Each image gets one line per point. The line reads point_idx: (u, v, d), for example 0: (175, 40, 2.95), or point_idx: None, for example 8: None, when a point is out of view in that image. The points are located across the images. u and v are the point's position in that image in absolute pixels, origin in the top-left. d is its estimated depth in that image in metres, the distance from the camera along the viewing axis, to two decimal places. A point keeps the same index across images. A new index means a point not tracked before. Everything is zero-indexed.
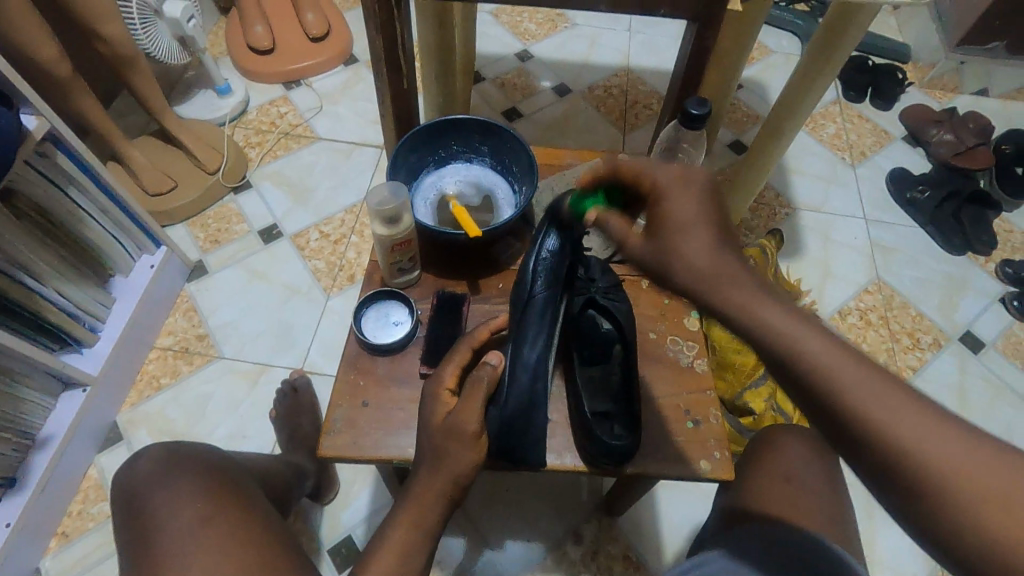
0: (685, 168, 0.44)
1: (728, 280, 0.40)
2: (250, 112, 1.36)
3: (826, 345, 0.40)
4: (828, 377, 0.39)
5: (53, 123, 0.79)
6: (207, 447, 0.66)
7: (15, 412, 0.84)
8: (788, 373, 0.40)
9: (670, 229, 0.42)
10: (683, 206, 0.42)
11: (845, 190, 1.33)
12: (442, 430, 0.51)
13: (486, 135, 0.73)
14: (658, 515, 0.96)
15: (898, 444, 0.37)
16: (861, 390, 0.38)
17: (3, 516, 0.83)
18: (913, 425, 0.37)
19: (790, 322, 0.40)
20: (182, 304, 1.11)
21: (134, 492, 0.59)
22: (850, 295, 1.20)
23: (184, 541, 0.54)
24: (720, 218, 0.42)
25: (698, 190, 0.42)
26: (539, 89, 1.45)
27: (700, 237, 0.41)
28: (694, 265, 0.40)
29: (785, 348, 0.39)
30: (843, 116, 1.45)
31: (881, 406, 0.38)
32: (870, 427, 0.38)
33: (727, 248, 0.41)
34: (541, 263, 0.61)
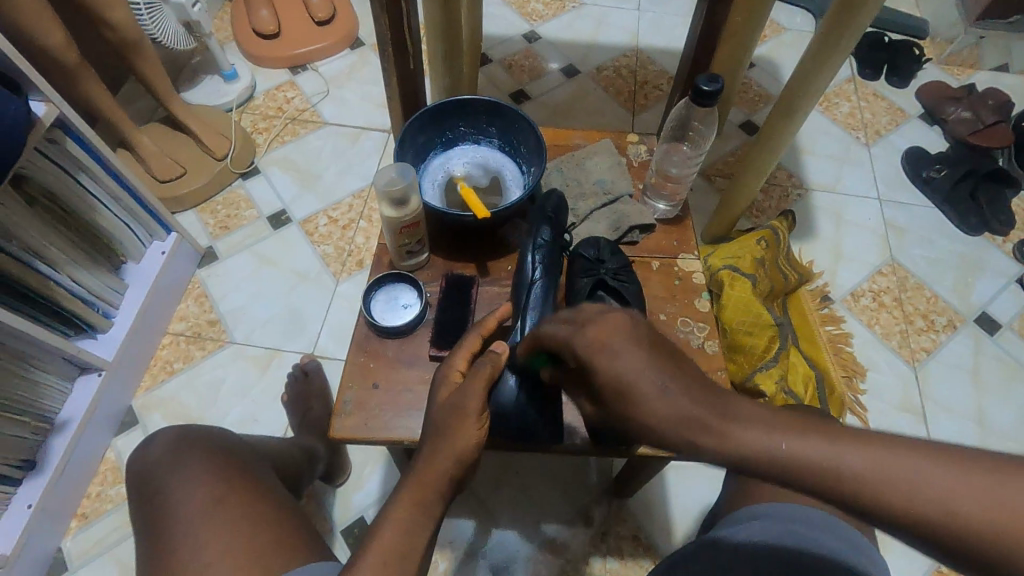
0: (601, 320, 0.40)
1: (695, 433, 0.35)
2: (256, 97, 1.36)
3: (824, 440, 0.33)
4: (841, 479, 0.32)
5: (61, 109, 0.79)
6: (218, 430, 0.67)
7: (32, 397, 0.85)
8: (801, 489, 0.33)
9: (616, 397, 0.38)
10: (615, 364, 0.38)
11: (859, 170, 1.31)
12: (449, 408, 0.51)
13: (493, 116, 0.72)
14: (668, 497, 0.96)
15: (978, 534, 0.29)
16: (882, 476, 0.31)
17: (24, 498, 0.85)
18: (982, 506, 0.29)
19: (771, 436, 0.34)
20: (194, 290, 1.12)
21: (147, 475, 0.60)
22: (863, 277, 1.18)
23: (196, 523, 0.55)
24: (657, 357, 0.38)
25: (620, 342, 0.38)
26: (547, 71, 1.43)
27: (648, 394, 0.36)
28: (658, 428, 0.36)
29: (783, 467, 0.33)
30: (857, 94, 1.42)
31: (928, 492, 0.30)
32: (934, 520, 0.30)
33: (673, 389, 0.36)
34: (537, 251, 0.63)
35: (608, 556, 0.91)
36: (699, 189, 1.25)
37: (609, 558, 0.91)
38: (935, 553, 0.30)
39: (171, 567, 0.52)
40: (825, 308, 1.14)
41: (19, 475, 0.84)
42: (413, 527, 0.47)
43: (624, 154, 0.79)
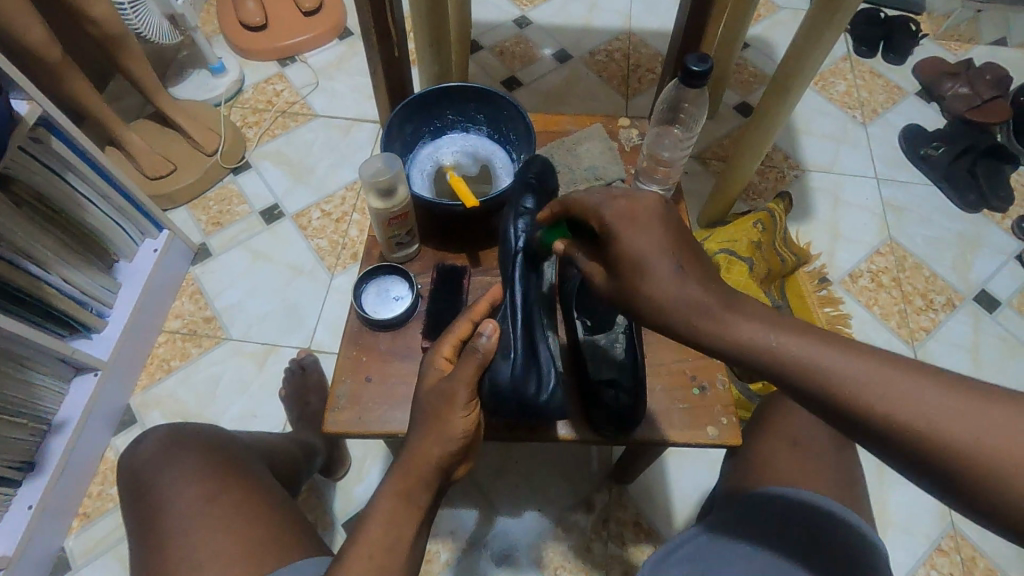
0: (629, 195, 0.41)
1: (703, 310, 0.38)
2: (245, 91, 1.34)
3: (813, 343, 0.37)
4: (818, 375, 0.36)
5: (45, 108, 0.78)
6: (212, 427, 0.66)
7: (28, 398, 0.85)
8: (778, 380, 0.38)
9: (628, 273, 0.40)
10: (634, 245, 0.39)
11: (856, 149, 1.30)
12: (436, 398, 0.49)
13: (481, 103, 0.71)
14: (668, 482, 0.96)
15: (922, 427, 0.34)
16: (851, 373, 0.35)
17: (25, 499, 0.85)
18: (933, 407, 0.34)
19: (768, 328, 0.37)
20: (188, 288, 1.12)
21: (140, 475, 0.59)
22: (861, 258, 1.17)
23: (191, 521, 0.55)
24: (680, 240, 0.40)
25: (647, 219, 0.40)
26: (539, 57, 1.41)
27: (665, 275, 0.38)
28: (670, 300, 0.38)
29: (768, 356, 0.37)
30: (854, 72, 1.40)
31: (891, 390, 0.34)
32: (886, 418, 0.34)
33: (688, 269, 0.39)
34: (522, 219, 0.60)
35: (610, 542, 0.91)
36: (695, 172, 1.23)
37: (610, 544, 0.91)
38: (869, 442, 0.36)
39: (168, 565, 0.53)
40: (823, 290, 1.13)
41: (18, 476, 0.85)
42: (406, 520, 0.47)
43: (616, 139, 0.78)
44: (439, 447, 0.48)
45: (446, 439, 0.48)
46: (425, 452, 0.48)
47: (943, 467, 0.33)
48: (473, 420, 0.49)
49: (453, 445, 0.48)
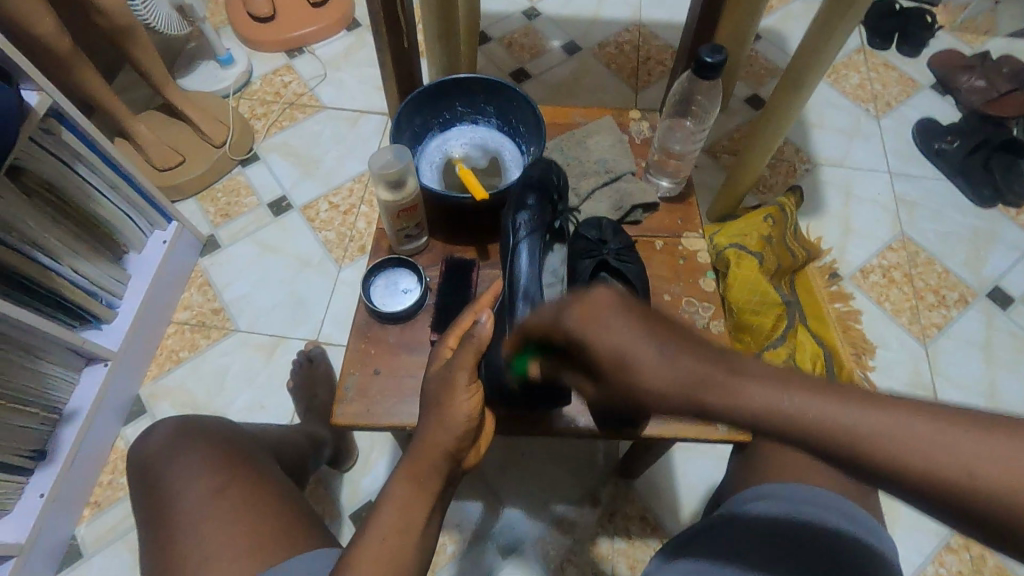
0: (583, 295, 0.37)
1: (701, 393, 0.34)
2: (253, 83, 1.34)
3: (824, 398, 0.33)
4: (853, 444, 0.32)
5: (54, 99, 0.78)
6: (220, 418, 0.66)
7: (40, 388, 0.86)
8: (799, 446, 0.33)
9: (612, 365, 0.36)
10: (610, 335, 0.36)
11: (869, 142, 1.28)
12: (439, 385, 0.49)
13: (490, 94, 0.70)
14: (675, 477, 0.96)
15: (964, 481, 0.29)
16: (890, 440, 0.31)
17: (36, 487, 0.86)
18: (969, 457, 0.29)
19: (784, 396, 0.33)
20: (197, 279, 1.12)
21: (149, 465, 0.60)
22: (872, 253, 1.16)
23: (198, 511, 0.55)
24: (654, 321, 0.36)
25: (613, 309, 0.36)
26: (548, 49, 1.40)
27: (650, 364, 0.35)
28: (665, 392, 0.35)
29: (788, 429, 0.33)
30: (867, 65, 1.38)
31: (935, 454, 0.30)
32: (921, 476, 0.30)
33: (677, 350, 0.35)
34: (523, 212, 0.59)
35: (616, 537, 0.92)
36: (704, 166, 1.22)
37: (616, 538, 0.91)
38: (912, 499, 0.32)
39: (177, 554, 0.53)
40: (834, 286, 1.12)
41: (29, 465, 0.86)
42: (414, 511, 0.47)
43: (626, 132, 0.77)
44: (448, 436, 0.47)
45: (455, 428, 0.48)
46: (434, 441, 0.48)
47: (1003, 529, 0.29)
48: (478, 405, 0.49)
49: (460, 437, 0.48)
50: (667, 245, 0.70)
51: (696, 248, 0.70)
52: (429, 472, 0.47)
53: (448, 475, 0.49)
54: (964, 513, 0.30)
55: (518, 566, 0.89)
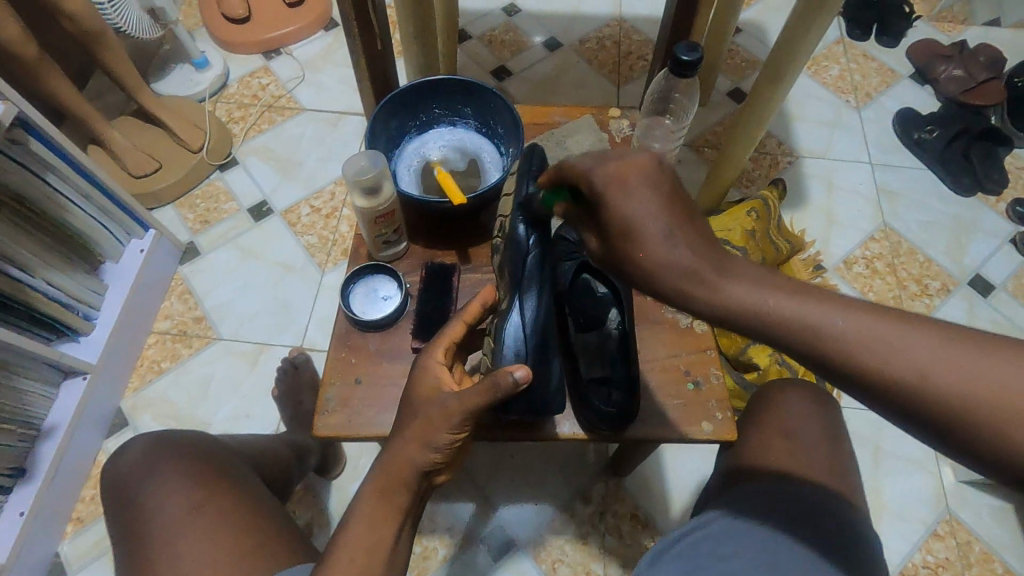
0: (623, 157, 0.37)
1: (687, 276, 0.34)
2: (230, 85, 1.32)
3: (811, 300, 0.34)
4: (831, 346, 0.33)
5: (20, 107, 0.76)
6: (199, 433, 0.65)
7: (17, 404, 0.84)
8: (779, 345, 0.34)
9: (618, 234, 0.36)
10: (625, 206, 0.35)
11: (850, 134, 1.28)
12: (431, 405, 0.47)
13: (467, 95, 0.69)
14: (664, 474, 0.96)
15: (929, 385, 0.31)
16: (868, 340, 0.32)
17: (16, 505, 0.84)
18: (942, 362, 0.31)
19: (766, 293, 0.34)
20: (177, 288, 1.10)
21: (123, 484, 0.59)
22: (855, 244, 1.17)
23: (176, 528, 0.54)
24: (678, 203, 0.35)
25: (638, 178, 0.35)
26: (529, 45, 1.39)
27: (654, 236, 0.34)
28: (659, 268, 0.35)
29: (771, 322, 0.34)
30: (847, 56, 1.39)
31: (901, 356, 0.32)
32: (890, 377, 0.32)
33: (685, 226, 0.35)
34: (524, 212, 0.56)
35: (607, 535, 0.91)
36: (687, 160, 1.22)
37: (608, 537, 0.91)
38: (879, 405, 0.33)
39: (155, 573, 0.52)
40: (818, 278, 1.13)
41: (8, 484, 0.84)
42: (395, 523, 0.46)
43: (606, 130, 0.77)
44: (422, 454, 0.47)
45: (428, 445, 0.47)
46: (407, 456, 0.47)
47: (961, 431, 0.31)
48: (461, 437, 0.48)
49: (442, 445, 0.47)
50: None
51: None
52: (398, 484, 0.47)
53: (419, 489, 0.48)
54: (926, 414, 0.31)
55: (510, 568, 0.89)
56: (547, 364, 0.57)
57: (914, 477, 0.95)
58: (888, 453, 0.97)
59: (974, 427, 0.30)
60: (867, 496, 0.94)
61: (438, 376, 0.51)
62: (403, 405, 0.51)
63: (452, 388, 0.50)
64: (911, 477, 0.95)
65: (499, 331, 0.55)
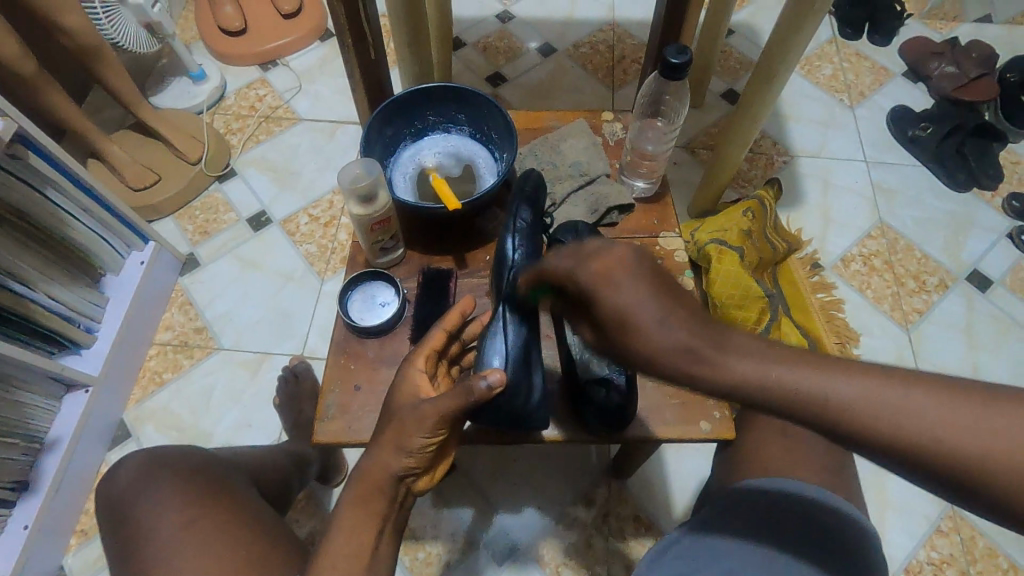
0: (604, 250, 0.34)
1: (678, 361, 0.32)
2: (228, 97, 1.33)
3: (817, 372, 0.32)
4: (844, 415, 0.31)
5: (19, 122, 0.77)
6: (190, 448, 0.66)
7: (21, 418, 0.84)
8: (794, 418, 0.33)
9: (612, 326, 0.33)
10: (618, 296, 0.32)
11: (844, 132, 1.29)
12: (404, 411, 0.48)
13: (461, 102, 0.70)
14: (666, 475, 0.96)
15: (947, 451, 0.29)
16: (883, 412, 0.31)
17: (20, 519, 0.84)
18: (963, 427, 0.29)
19: (766, 365, 0.32)
20: (178, 299, 1.11)
21: (117, 501, 0.59)
22: (852, 242, 1.17)
23: (172, 541, 0.55)
24: (666, 285, 0.33)
25: (624, 272, 0.32)
26: (523, 51, 1.40)
27: (650, 326, 0.32)
28: (656, 355, 0.32)
29: (776, 393, 0.32)
30: (840, 55, 1.40)
31: (918, 423, 0.30)
32: (910, 446, 0.30)
33: (679, 319, 0.32)
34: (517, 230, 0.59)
35: (610, 538, 0.91)
36: (683, 162, 1.23)
37: (611, 540, 0.91)
38: (904, 471, 0.32)
39: None
40: (815, 276, 1.13)
41: (12, 497, 0.84)
42: (374, 531, 0.47)
43: (599, 134, 0.77)
44: (398, 460, 0.47)
45: (407, 454, 0.47)
46: (383, 462, 0.48)
47: (983, 496, 0.29)
48: (437, 440, 0.48)
49: (416, 452, 0.47)
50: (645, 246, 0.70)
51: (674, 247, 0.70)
52: (374, 492, 0.47)
53: (396, 496, 0.49)
54: (953, 482, 0.30)
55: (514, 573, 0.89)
56: (535, 371, 0.57)
57: None
58: None
59: (1000, 496, 0.29)
60: (869, 495, 0.94)
61: (417, 382, 0.52)
62: (382, 412, 0.51)
63: (431, 395, 0.51)
64: None
65: (485, 343, 0.56)
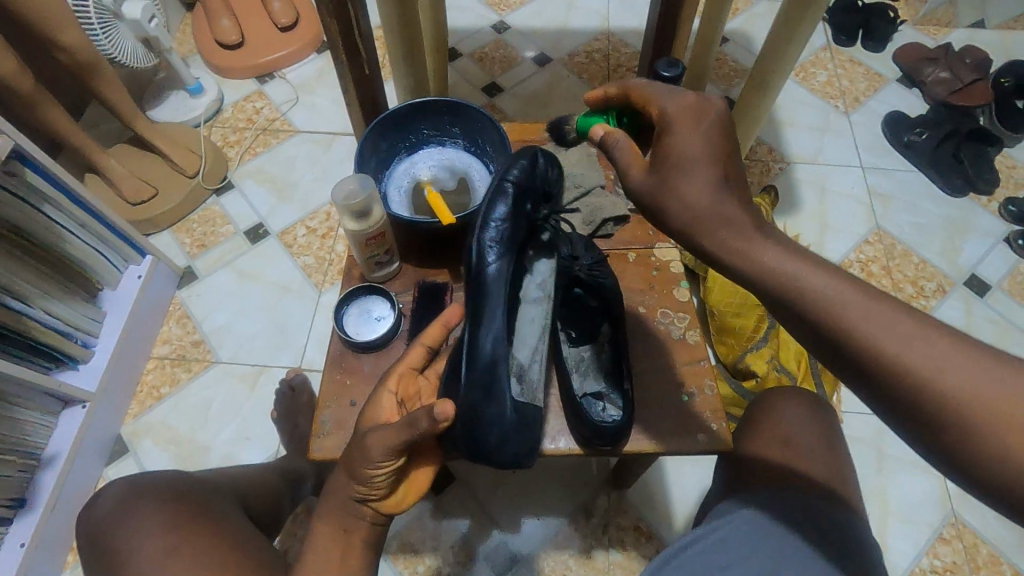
0: (702, 100, 0.47)
1: (718, 224, 0.43)
2: (225, 110, 1.33)
3: (837, 288, 0.40)
4: (843, 326, 0.39)
5: (15, 140, 0.77)
6: (174, 471, 0.66)
7: (18, 435, 0.84)
8: (802, 322, 0.41)
9: (670, 165, 0.44)
10: (685, 146, 0.44)
11: (839, 138, 1.29)
12: (357, 442, 0.51)
13: (455, 116, 0.70)
14: (666, 485, 0.96)
15: (937, 390, 0.36)
16: (881, 333, 0.38)
17: (17, 536, 0.84)
18: (943, 362, 0.36)
19: (793, 264, 0.41)
20: (175, 312, 1.11)
21: (101, 529, 0.59)
22: (849, 248, 1.17)
23: (151, 571, 0.55)
24: (727, 150, 0.44)
25: (708, 120, 0.45)
26: (519, 61, 1.41)
27: (701, 179, 0.43)
28: (695, 210, 0.43)
29: (789, 292, 0.41)
30: (834, 62, 1.40)
31: (911, 352, 0.37)
32: (897, 369, 0.37)
33: (727, 183, 0.43)
34: (492, 229, 0.56)
35: (611, 549, 0.91)
36: None
37: (612, 550, 0.91)
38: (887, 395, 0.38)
39: None
40: None
41: (10, 514, 0.84)
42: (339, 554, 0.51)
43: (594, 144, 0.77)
44: (353, 486, 0.51)
45: (359, 482, 0.51)
46: (342, 486, 0.52)
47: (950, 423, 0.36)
48: (387, 469, 0.50)
49: (367, 481, 0.50)
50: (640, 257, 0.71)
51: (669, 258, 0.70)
52: (340, 510, 0.52)
53: (362, 515, 0.53)
54: (926, 409, 0.36)
55: None
56: (499, 398, 0.53)
57: (917, 480, 0.95)
58: (892, 458, 0.97)
59: (966, 429, 0.35)
60: (871, 502, 0.93)
61: (383, 407, 0.54)
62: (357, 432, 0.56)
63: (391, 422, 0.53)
64: (913, 480, 0.95)
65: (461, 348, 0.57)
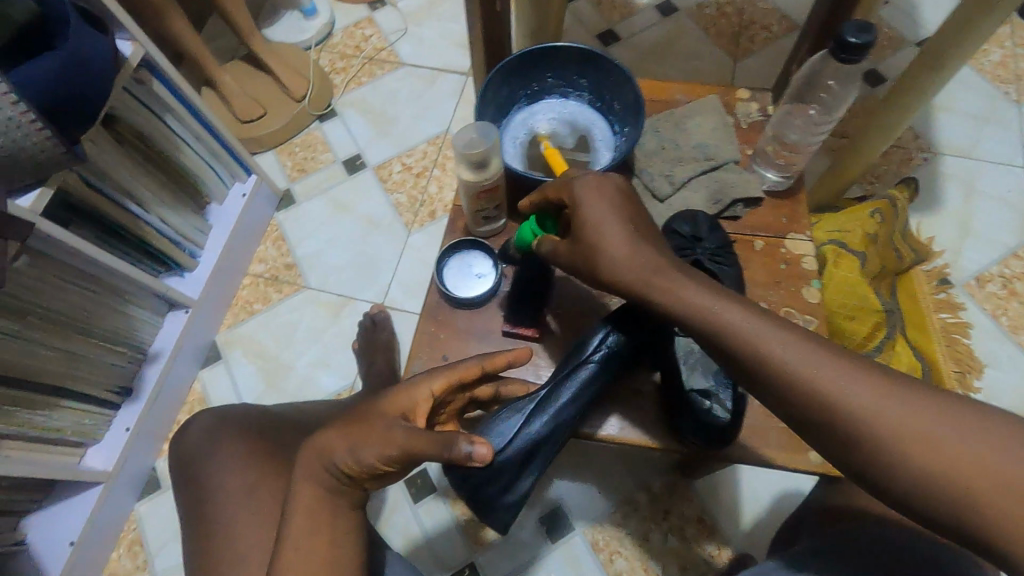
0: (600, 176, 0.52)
1: (646, 276, 0.48)
2: (335, 35, 1.32)
3: (795, 350, 0.42)
4: (800, 384, 0.41)
5: (147, 48, 0.78)
6: (256, 407, 0.68)
7: (129, 330, 0.90)
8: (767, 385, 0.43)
9: (591, 230, 0.49)
10: (599, 209, 0.49)
11: (1003, 131, 1.12)
12: (381, 419, 0.44)
13: (585, 65, 0.65)
14: (737, 481, 0.91)
15: (893, 437, 0.38)
16: (832, 388, 0.40)
17: (121, 421, 0.92)
18: (899, 412, 0.38)
19: (750, 323, 0.44)
20: (272, 233, 1.14)
21: (188, 458, 0.63)
22: (992, 260, 1.03)
23: (232, 505, 0.58)
24: (630, 211, 0.50)
25: (608, 187, 0.50)
26: (640, 8, 1.29)
27: (616, 241, 0.49)
28: (618, 269, 0.48)
29: (749, 354, 0.43)
30: (1014, 39, 1.20)
31: (865, 404, 0.39)
32: (851, 418, 0.39)
33: (640, 240, 0.49)
34: (612, 336, 0.56)
35: (669, 535, 0.89)
36: None
37: (669, 536, 0.88)
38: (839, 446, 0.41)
39: (214, 554, 0.55)
40: (942, 293, 1.01)
41: (118, 400, 0.91)
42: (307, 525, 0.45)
43: (731, 113, 0.70)
44: (345, 457, 0.43)
45: (354, 458, 0.43)
46: (330, 448, 0.44)
47: (905, 468, 0.38)
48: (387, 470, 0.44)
49: (360, 462, 0.43)
50: (767, 247, 0.63)
51: (800, 252, 0.62)
52: (315, 470, 0.45)
53: (336, 488, 0.45)
54: (879, 454, 0.39)
55: (565, 551, 0.89)
56: (512, 483, 0.54)
57: None
58: None
59: (917, 470, 0.37)
60: None
61: (419, 395, 0.47)
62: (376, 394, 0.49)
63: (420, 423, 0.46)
64: None
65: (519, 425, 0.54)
